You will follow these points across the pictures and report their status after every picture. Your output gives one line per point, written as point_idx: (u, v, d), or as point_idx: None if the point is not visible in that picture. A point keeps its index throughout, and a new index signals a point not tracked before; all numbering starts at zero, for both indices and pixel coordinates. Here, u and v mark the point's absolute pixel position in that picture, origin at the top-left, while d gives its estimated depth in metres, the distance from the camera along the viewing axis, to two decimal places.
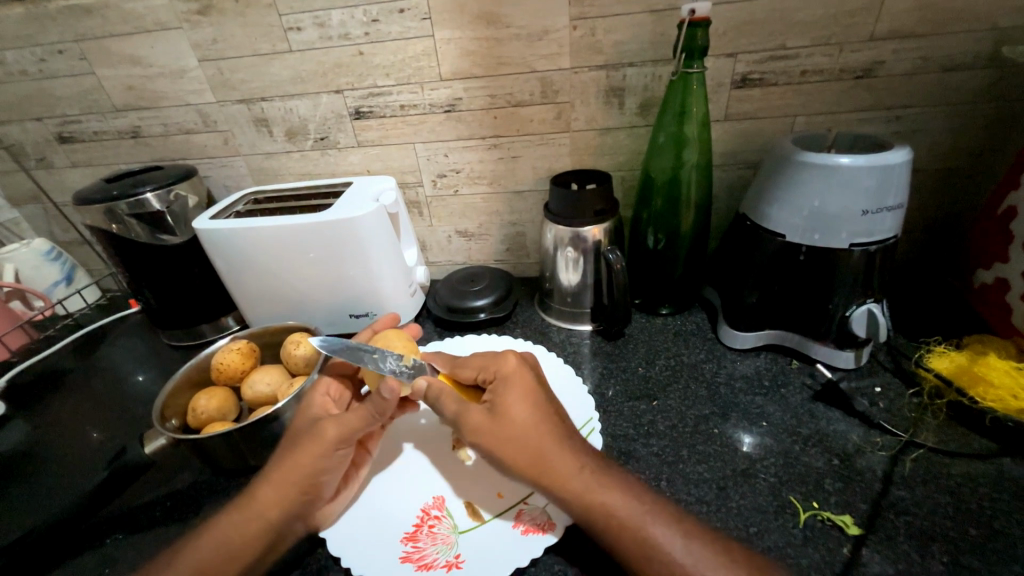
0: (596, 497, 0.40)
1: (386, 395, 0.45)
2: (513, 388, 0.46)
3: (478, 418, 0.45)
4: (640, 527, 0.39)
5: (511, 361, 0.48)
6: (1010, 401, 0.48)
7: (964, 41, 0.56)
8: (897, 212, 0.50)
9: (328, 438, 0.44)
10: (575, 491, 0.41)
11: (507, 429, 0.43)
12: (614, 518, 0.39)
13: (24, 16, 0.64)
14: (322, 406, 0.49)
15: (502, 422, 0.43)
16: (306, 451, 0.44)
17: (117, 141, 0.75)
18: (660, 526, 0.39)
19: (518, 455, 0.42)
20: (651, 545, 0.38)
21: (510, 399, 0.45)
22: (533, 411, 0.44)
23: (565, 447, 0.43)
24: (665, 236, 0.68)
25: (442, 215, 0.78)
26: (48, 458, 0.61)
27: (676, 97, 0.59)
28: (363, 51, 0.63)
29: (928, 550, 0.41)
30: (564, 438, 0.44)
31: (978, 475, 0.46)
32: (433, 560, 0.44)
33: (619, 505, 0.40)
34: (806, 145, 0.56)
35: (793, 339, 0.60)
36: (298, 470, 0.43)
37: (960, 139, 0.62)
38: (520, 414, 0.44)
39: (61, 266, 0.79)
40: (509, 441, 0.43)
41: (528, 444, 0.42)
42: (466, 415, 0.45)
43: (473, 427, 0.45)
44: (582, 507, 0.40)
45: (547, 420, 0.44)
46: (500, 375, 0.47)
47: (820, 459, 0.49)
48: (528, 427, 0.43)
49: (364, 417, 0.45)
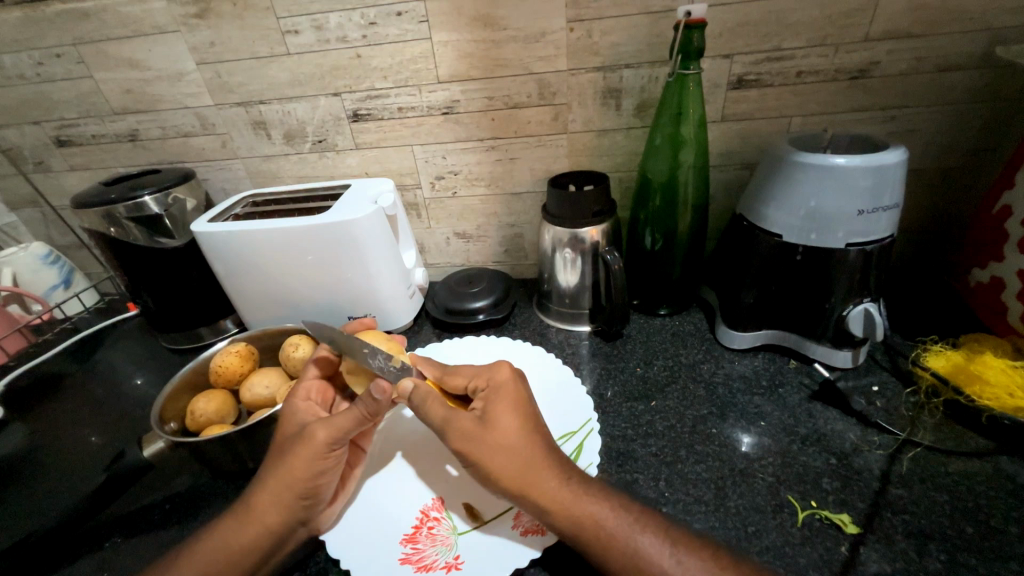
0: (583, 509, 0.40)
1: (376, 396, 0.43)
2: (503, 398, 0.46)
3: (467, 425, 0.44)
4: (627, 539, 0.39)
5: (504, 371, 0.48)
6: (1006, 399, 0.48)
7: (958, 41, 0.56)
8: (892, 212, 0.50)
9: (319, 441, 0.43)
10: (560, 504, 0.41)
11: (497, 438, 0.43)
12: (602, 529, 0.40)
13: (21, 20, 0.64)
14: (308, 411, 0.48)
15: (491, 431, 0.43)
16: (300, 456, 0.43)
17: (116, 144, 0.75)
18: (648, 536, 0.39)
19: (505, 466, 0.42)
20: (640, 557, 0.38)
21: (500, 408, 0.45)
22: (522, 421, 0.44)
23: (552, 461, 0.43)
24: (662, 237, 0.69)
25: (440, 217, 0.78)
26: (47, 461, 0.61)
27: (673, 98, 0.59)
28: (361, 53, 0.64)
29: (926, 548, 0.41)
30: (550, 452, 0.44)
31: (975, 473, 0.46)
32: (433, 562, 0.44)
33: (607, 517, 0.40)
34: (802, 145, 0.56)
35: (791, 339, 0.60)
36: (293, 477, 0.43)
37: (955, 139, 0.63)
38: (509, 425, 0.43)
39: (59, 270, 0.79)
40: (497, 451, 0.42)
41: (514, 455, 0.42)
42: (454, 422, 0.44)
43: (462, 435, 0.44)
44: (570, 520, 0.40)
45: (534, 433, 0.44)
46: (492, 384, 0.47)
47: (818, 459, 0.49)
48: (515, 440, 0.43)
49: (354, 419, 0.44)
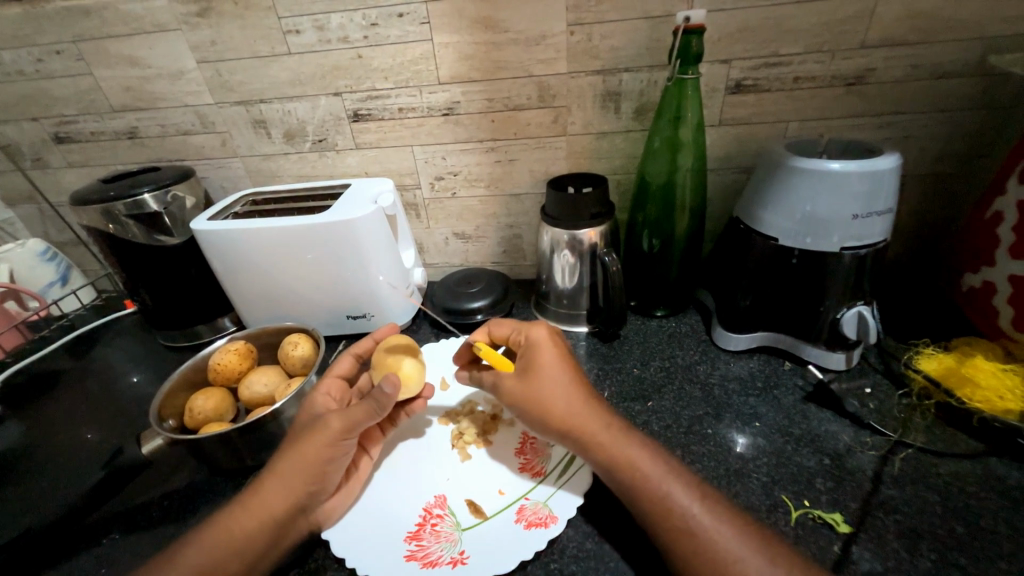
0: (620, 450, 0.43)
1: (387, 389, 0.45)
2: (544, 351, 0.49)
3: (513, 383, 0.48)
4: (660, 483, 0.41)
5: (541, 331, 0.51)
6: (997, 402, 0.50)
7: (952, 49, 0.57)
8: (887, 217, 0.51)
9: (332, 429, 0.44)
10: (601, 444, 0.43)
11: (542, 387, 0.46)
12: (637, 472, 0.41)
13: (21, 16, 0.64)
14: (325, 403, 0.49)
15: (535, 382, 0.47)
16: (311, 441, 0.44)
17: (114, 142, 0.75)
18: (679, 486, 0.40)
19: (552, 411, 0.45)
20: (670, 501, 0.39)
21: (540, 362, 0.48)
22: (563, 373, 0.47)
23: (592, 407, 0.46)
24: (660, 239, 0.69)
25: (439, 217, 0.79)
26: (41, 458, 0.61)
27: (671, 102, 0.60)
28: (362, 54, 0.64)
29: (917, 547, 0.42)
30: (591, 399, 0.47)
31: (965, 474, 0.47)
32: (439, 557, 0.44)
33: (643, 463, 0.42)
34: (798, 151, 0.57)
35: (786, 341, 0.61)
36: (306, 459, 0.44)
37: (947, 145, 0.64)
38: (552, 376, 0.47)
39: (56, 267, 0.79)
40: (542, 401, 0.46)
41: (561, 401, 0.46)
42: (502, 381, 0.49)
43: (508, 394, 0.48)
44: (609, 459, 0.43)
45: (578, 383, 0.47)
46: (529, 341, 0.50)
47: (812, 459, 0.50)
48: (557, 390, 0.46)
49: (368, 410, 0.45)
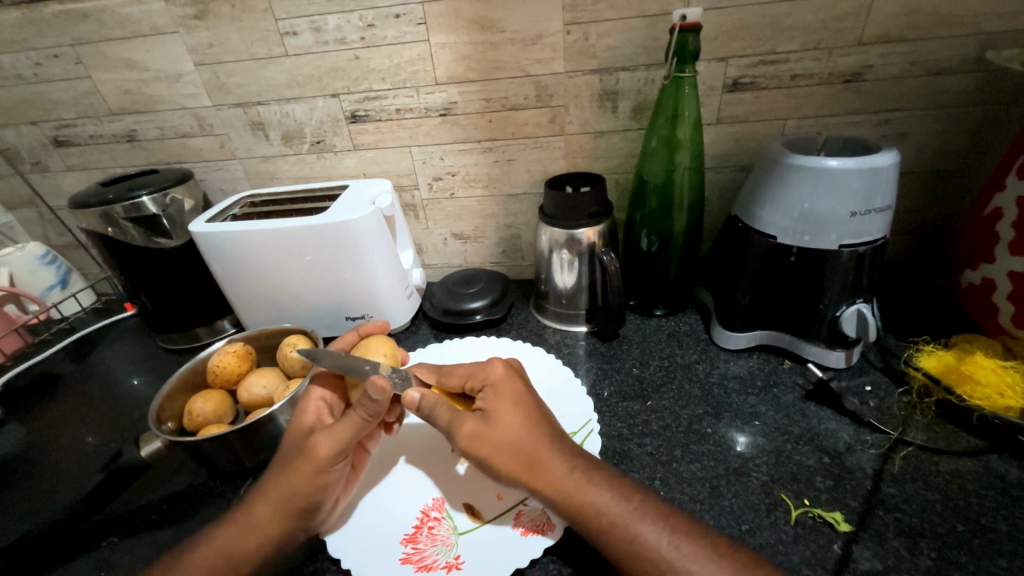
0: (586, 497, 0.41)
1: (375, 396, 0.44)
2: (501, 394, 0.47)
3: (469, 428, 0.46)
4: (627, 526, 0.40)
5: (498, 369, 0.50)
6: (997, 399, 0.49)
7: (951, 45, 0.57)
8: (885, 214, 0.50)
9: (321, 455, 0.43)
10: (567, 491, 0.42)
11: (499, 437, 0.45)
12: (603, 517, 0.40)
13: (19, 20, 0.64)
14: (315, 413, 0.48)
15: (494, 428, 0.45)
16: (300, 471, 0.43)
17: (113, 145, 0.76)
18: (647, 525, 0.40)
19: (509, 461, 0.44)
20: (638, 542, 0.39)
21: (500, 406, 0.46)
22: (522, 416, 0.46)
23: (556, 451, 0.44)
24: (658, 238, 0.69)
25: (438, 218, 0.79)
26: (40, 463, 0.60)
27: (669, 101, 0.60)
28: (359, 55, 0.64)
29: (917, 545, 0.42)
30: (552, 441, 0.45)
31: (966, 471, 0.47)
32: (433, 561, 0.44)
33: (609, 505, 0.41)
34: (796, 147, 0.57)
35: (785, 339, 0.61)
36: (297, 491, 0.43)
37: (945, 142, 0.63)
38: (509, 423, 0.45)
39: (56, 270, 0.79)
40: (501, 449, 0.44)
41: (520, 446, 0.44)
42: (458, 423, 0.46)
43: (463, 436, 0.45)
44: (573, 508, 0.41)
45: (537, 428, 0.46)
46: (488, 384, 0.49)
47: (812, 458, 0.50)
48: (515, 436, 0.44)
49: (354, 425, 0.45)
